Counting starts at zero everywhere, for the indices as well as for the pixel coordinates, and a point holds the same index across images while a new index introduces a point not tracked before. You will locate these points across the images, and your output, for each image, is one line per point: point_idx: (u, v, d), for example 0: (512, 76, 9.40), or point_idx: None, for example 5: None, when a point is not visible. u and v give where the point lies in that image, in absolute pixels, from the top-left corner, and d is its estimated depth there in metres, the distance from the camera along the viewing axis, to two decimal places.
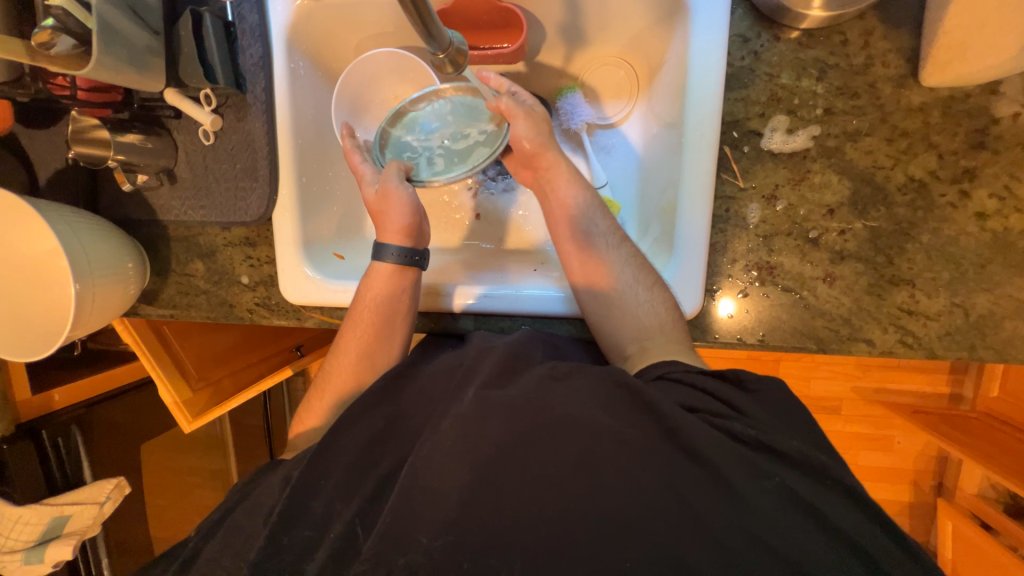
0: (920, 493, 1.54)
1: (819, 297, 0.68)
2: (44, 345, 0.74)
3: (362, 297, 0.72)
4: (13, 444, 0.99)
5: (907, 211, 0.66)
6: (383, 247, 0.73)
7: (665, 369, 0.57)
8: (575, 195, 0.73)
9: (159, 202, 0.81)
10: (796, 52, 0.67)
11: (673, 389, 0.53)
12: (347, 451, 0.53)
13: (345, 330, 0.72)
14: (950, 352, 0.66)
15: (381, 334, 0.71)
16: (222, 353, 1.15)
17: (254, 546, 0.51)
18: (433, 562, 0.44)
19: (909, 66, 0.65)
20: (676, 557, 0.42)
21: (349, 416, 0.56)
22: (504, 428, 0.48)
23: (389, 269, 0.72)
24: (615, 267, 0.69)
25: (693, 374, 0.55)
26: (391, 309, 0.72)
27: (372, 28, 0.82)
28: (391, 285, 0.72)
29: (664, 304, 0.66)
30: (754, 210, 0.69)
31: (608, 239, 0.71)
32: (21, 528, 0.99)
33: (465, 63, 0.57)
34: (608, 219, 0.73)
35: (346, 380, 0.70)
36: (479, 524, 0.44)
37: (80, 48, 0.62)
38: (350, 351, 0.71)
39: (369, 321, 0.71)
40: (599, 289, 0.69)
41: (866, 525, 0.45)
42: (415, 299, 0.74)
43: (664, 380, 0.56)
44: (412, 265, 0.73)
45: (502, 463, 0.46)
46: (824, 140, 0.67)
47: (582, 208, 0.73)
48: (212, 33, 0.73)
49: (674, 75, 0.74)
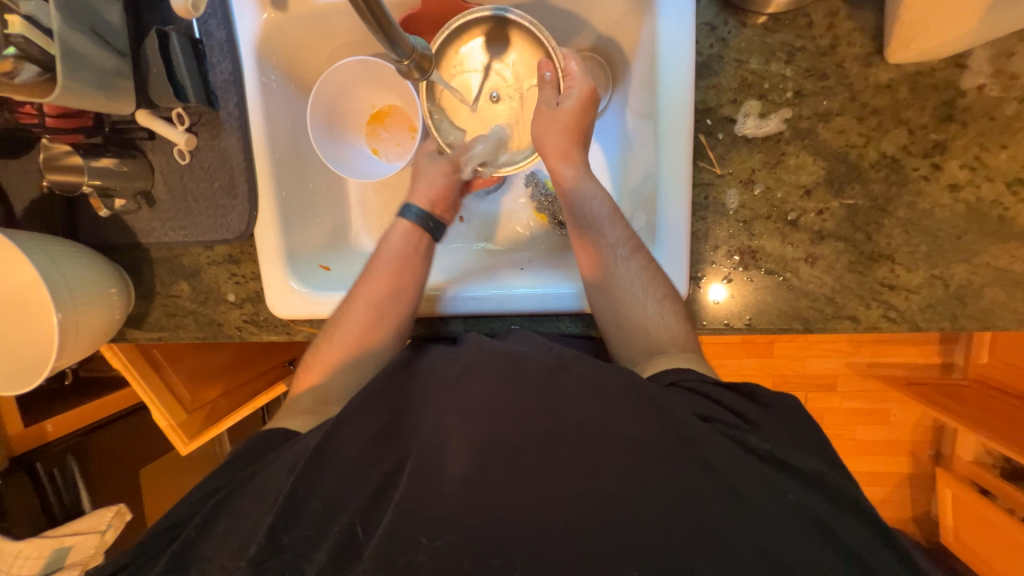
0: (919, 463, 1.56)
1: (802, 277, 0.69)
2: (31, 378, 0.73)
3: (385, 241, 0.74)
4: (6, 479, 1.01)
5: (882, 187, 0.67)
6: (408, 205, 0.76)
7: (680, 375, 0.57)
8: (598, 204, 0.71)
9: (139, 225, 0.80)
10: (763, 37, 0.68)
11: (685, 397, 0.53)
12: (345, 444, 0.53)
13: (361, 281, 0.72)
14: (932, 324, 0.67)
15: (397, 281, 0.71)
16: (214, 372, 1.14)
17: (251, 543, 0.50)
18: (433, 563, 0.44)
19: (874, 45, 0.66)
20: (669, 543, 0.42)
21: (349, 412, 0.55)
22: (503, 426, 0.48)
23: (407, 226, 0.75)
24: (626, 279, 0.67)
25: (709, 385, 0.55)
26: (411, 253, 0.74)
27: (343, 37, 0.81)
28: (408, 242, 0.74)
29: (675, 316, 0.65)
30: (733, 195, 0.70)
31: (620, 250, 0.68)
32: (21, 563, 0.99)
33: (431, 69, 0.58)
34: (627, 227, 0.69)
35: (356, 329, 0.70)
36: (478, 522, 0.45)
37: (46, 75, 0.61)
38: (366, 290, 0.71)
39: (389, 262, 0.72)
40: (612, 295, 0.68)
41: (849, 503, 0.46)
42: (428, 261, 0.75)
43: (680, 387, 0.55)
44: (426, 231, 0.75)
45: (499, 462, 0.47)
46: (797, 122, 0.68)
47: (601, 219, 0.70)
48: (180, 51, 0.72)
49: (646, 66, 0.74)
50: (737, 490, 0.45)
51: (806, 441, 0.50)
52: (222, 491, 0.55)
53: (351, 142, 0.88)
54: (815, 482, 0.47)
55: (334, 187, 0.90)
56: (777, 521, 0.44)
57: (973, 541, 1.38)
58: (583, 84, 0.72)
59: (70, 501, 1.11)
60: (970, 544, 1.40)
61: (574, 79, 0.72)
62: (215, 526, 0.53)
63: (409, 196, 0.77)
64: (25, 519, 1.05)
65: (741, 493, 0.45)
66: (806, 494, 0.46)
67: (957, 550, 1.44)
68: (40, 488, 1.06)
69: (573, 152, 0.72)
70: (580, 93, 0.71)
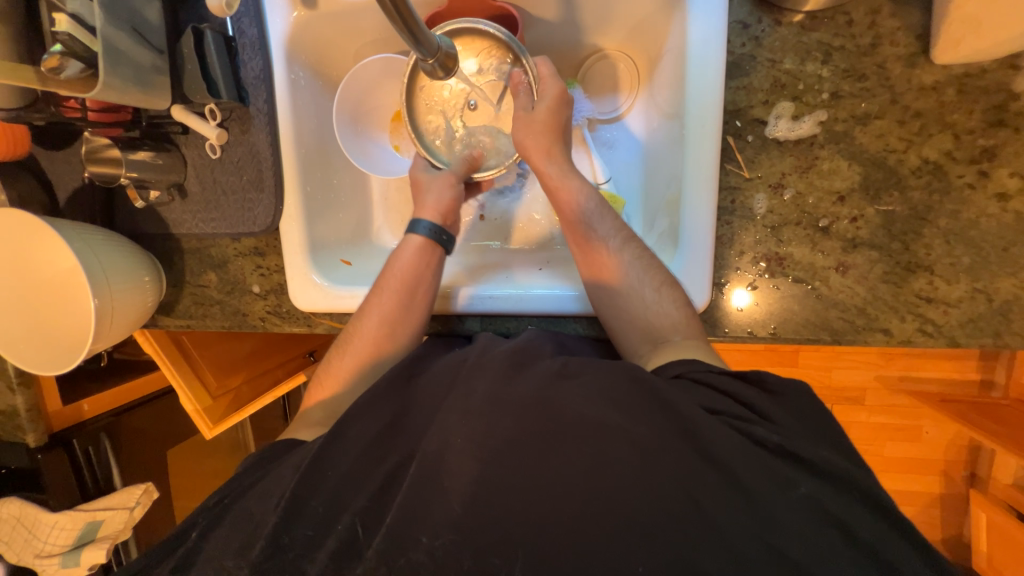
0: (952, 484, 1.48)
1: (831, 286, 0.66)
2: (69, 361, 0.77)
3: (391, 265, 0.74)
4: (46, 453, 1.03)
5: (923, 194, 0.63)
6: (417, 221, 0.76)
7: (685, 368, 0.56)
8: (586, 200, 0.71)
9: (172, 216, 0.83)
10: (799, 36, 0.65)
11: (694, 390, 0.52)
12: (345, 448, 0.54)
13: (370, 296, 0.73)
14: (973, 340, 0.64)
15: (404, 303, 0.72)
16: (239, 360, 1.19)
17: (256, 541, 0.51)
18: (434, 562, 0.45)
19: (920, 44, 0.62)
20: (680, 556, 0.41)
21: (357, 409, 0.56)
22: (512, 429, 0.47)
23: (420, 241, 0.75)
24: (621, 270, 0.67)
25: (716, 375, 0.54)
26: (419, 275, 0.73)
27: (369, 35, 0.82)
28: (419, 257, 0.74)
29: (675, 303, 0.64)
30: (761, 200, 0.67)
31: (613, 241, 0.69)
32: (58, 533, 1.05)
33: (456, 66, 0.58)
34: (618, 220, 0.70)
35: (365, 345, 0.70)
36: (481, 525, 0.44)
37: (89, 72, 0.64)
38: (374, 314, 0.71)
39: (397, 285, 0.72)
40: (606, 286, 0.68)
41: (875, 527, 0.44)
42: (437, 281, 0.75)
43: (685, 380, 0.54)
44: (440, 243, 0.76)
45: (508, 463, 0.46)
46: (832, 125, 0.65)
47: (589, 213, 0.70)
48: (214, 49, 0.74)
49: (674, 65, 0.72)
50: (753, 505, 0.43)
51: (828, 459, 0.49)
52: (230, 495, 0.57)
53: (375, 139, 0.89)
54: (838, 503, 0.45)
55: (357, 183, 0.91)
56: (802, 544, 0.42)
57: (1008, 568, 1.31)
58: (555, 85, 0.73)
59: (103, 477, 1.15)
60: (1004, 571, 1.33)
61: (546, 84, 0.73)
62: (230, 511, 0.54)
63: (417, 211, 0.78)
64: (62, 494, 1.09)
65: (757, 508, 0.43)
66: (828, 516, 0.44)
67: None
68: (76, 465, 1.10)
69: (554, 151, 0.72)
70: (551, 96, 0.73)
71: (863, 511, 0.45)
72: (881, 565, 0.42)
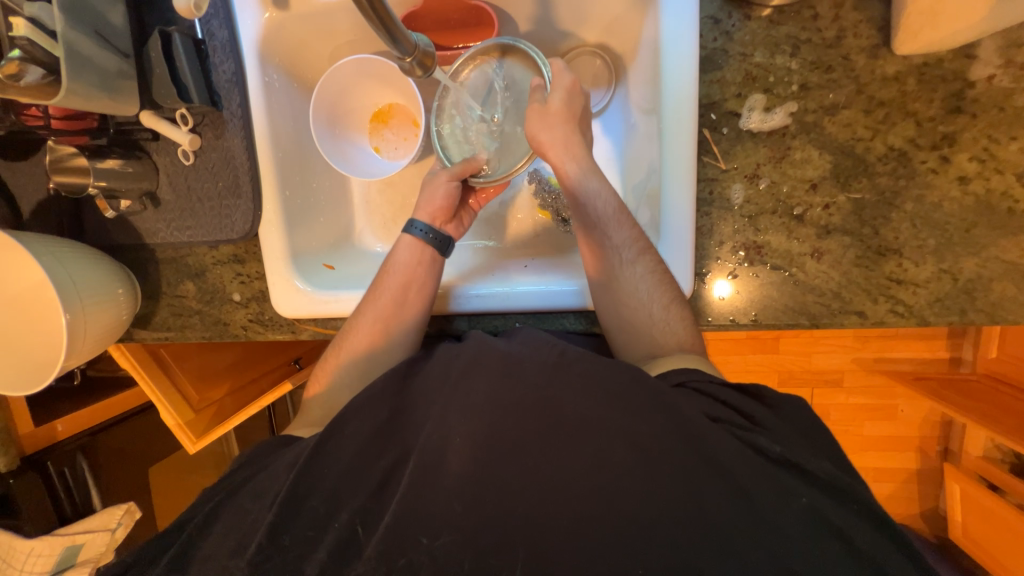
0: (927, 459, 1.55)
1: (808, 272, 0.68)
2: (40, 379, 0.74)
3: (388, 265, 0.74)
4: (18, 477, 1.00)
5: (890, 180, 0.66)
6: (412, 221, 0.76)
7: (688, 376, 0.56)
8: (603, 205, 0.69)
9: (145, 226, 0.81)
10: (768, 30, 0.67)
11: (694, 398, 0.53)
12: (344, 443, 0.54)
13: (369, 295, 0.73)
14: (941, 319, 0.67)
15: (399, 303, 0.72)
16: (222, 371, 1.16)
17: (252, 544, 0.51)
18: (434, 563, 0.46)
19: (881, 36, 0.65)
20: (667, 539, 0.43)
21: (353, 408, 0.56)
22: (512, 429, 0.48)
23: (413, 241, 0.75)
24: (632, 283, 0.67)
25: (715, 385, 0.55)
26: (415, 276, 0.73)
27: (344, 36, 0.81)
28: (414, 257, 0.74)
29: (682, 322, 0.66)
30: (738, 190, 0.69)
31: (626, 253, 0.67)
32: (35, 559, 1.01)
33: (434, 66, 0.57)
34: (633, 228, 0.68)
35: (363, 340, 0.71)
36: (474, 522, 0.46)
37: (51, 78, 0.60)
38: (369, 312, 0.72)
39: (392, 284, 0.72)
40: (616, 295, 0.68)
41: (851, 503, 0.47)
42: (434, 280, 0.75)
43: (688, 388, 0.54)
44: (437, 245, 0.76)
45: (501, 461, 0.47)
46: (803, 115, 0.67)
47: (605, 218, 0.69)
48: (182, 50, 0.72)
49: (649, 61, 0.73)
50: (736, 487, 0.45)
51: (806, 440, 0.51)
52: (228, 490, 0.57)
53: (353, 141, 0.88)
54: (819, 482, 0.47)
55: (337, 186, 0.90)
56: (783, 524, 0.44)
57: (982, 537, 1.38)
58: (565, 75, 0.72)
59: (81, 500, 1.11)
60: (978, 540, 1.39)
61: (558, 73, 0.72)
62: (222, 524, 0.54)
63: (415, 210, 0.78)
64: (37, 519, 1.05)
65: (740, 490, 0.45)
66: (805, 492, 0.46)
67: (965, 547, 1.43)
68: (52, 487, 1.06)
69: (569, 141, 0.70)
70: (564, 87, 0.72)
71: (839, 489, 0.47)
72: (853, 537, 0.45)
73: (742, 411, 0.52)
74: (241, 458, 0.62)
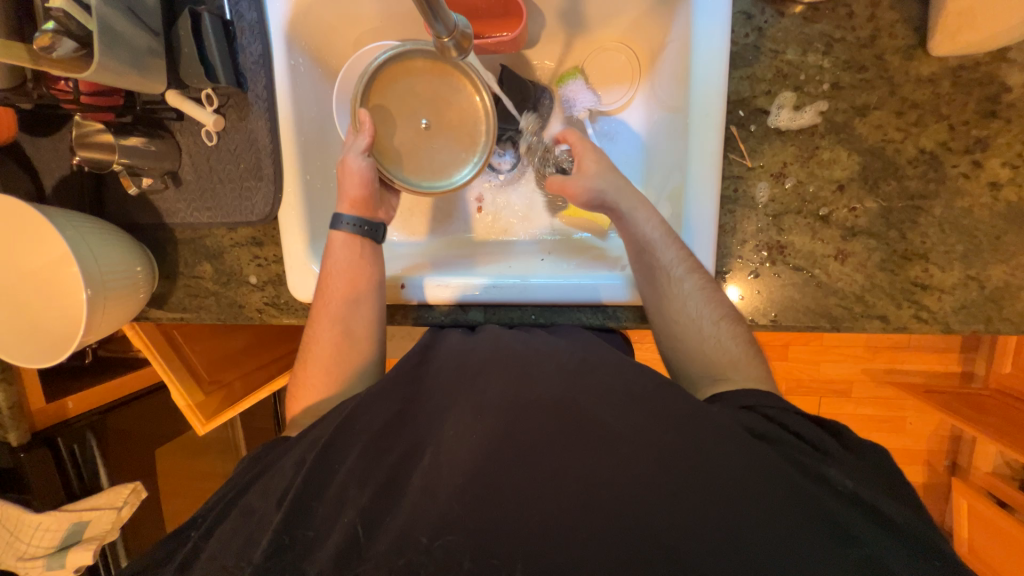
0: (934, 474, 1.53)
1: (831, 274, 0.67)
2: (52, 355, 0.74)
3: (326, 269, 0.73)
4: (30, 452, 0.98)
5: (919, 184, 0.65)
6: (338, 217, 0.73)
7: (755, 400, 0.56)
8: (651, 227, 0.68)
9: (165, 205, 0.81)
10: (802, 27, 0.66)
11: (745, 415, 0.54)
12: (354, 439, 0.54)
13: (317, 304, 0.73)
14: (966, 326, 0.66)
15: (352, 304, 0.72)
16: (234, 354, 1.16)
17: (266, 527, 0.51)
18: (432, 562, 0.45)
19: (917, 37, 0.64)
20: (681, 541, 0.43)
21: (362, 405, 0.56)
22: (522, 428, 0.50)
23: (345, 238, 0.73)
24: (681, 300, 0.66)
25: (783, 412, 0.55)
26: (356, 275, 0.72)
27: (370, 23, 0.81)
28: (353, 256, 0.73)
29: (733, 337, 0.64)
30: (763, 188, 0.68)
31: (675, 269, 0.66)
32: (41, 535, 0.99)
33: (470, 48, 0.57)
34: (682, 248, 0.67)
35: (325, 351, 0.70)
36: (472, 519, 0.46)
37: (82, 52, 0.61)
38: (325, 323, 0.71)
39: (338, 289, 0.72)
40: (673, 324, 0.66)
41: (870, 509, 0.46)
42: (376, 269, 0.74)
43: (756, 414, 0.54)
44: (362, 234, 0.73)
45: (505, 462, 0.49)
46: (833, 115, 0.66)
47: (654, 241, 0.68)
48: (211, 32, 0.72)
49: (676, 58, 0.73)
50: (752, 486, 0.45)
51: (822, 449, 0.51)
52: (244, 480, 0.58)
53: None
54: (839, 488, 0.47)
55: None
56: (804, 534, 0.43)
57: (987, 552, 1.35)
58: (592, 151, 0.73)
59: (89, 478, 1.11)
60: (985, 555, 1.36)
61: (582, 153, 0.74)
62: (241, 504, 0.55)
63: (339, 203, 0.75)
64: (47, 493, 1.04)
65: (761, 493, 0.45)
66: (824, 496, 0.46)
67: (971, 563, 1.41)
68: (60, 462, 1.05)
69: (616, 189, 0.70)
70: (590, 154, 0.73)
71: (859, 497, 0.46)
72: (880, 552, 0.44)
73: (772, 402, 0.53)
74: (245, 461, 0.62)
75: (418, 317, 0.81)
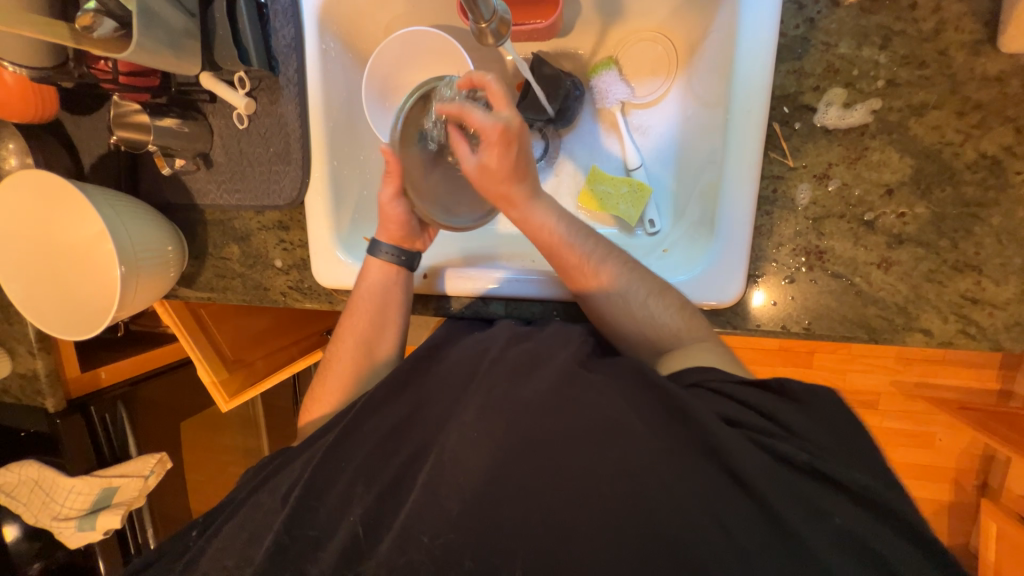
0: (961, 493, 1.47)
1: (872, 283, 0.64)
2: (86, 326, 0.77)
3: (357, 287, 0.74)
4: (64, 418, 1.02)
5: (977, 191, 0.61)
6: (376, 243, 0.73)
7: (703, 377, 0.55)
8: (560, 220, 0.65)
9: (196, 185, 0.82)
10: (858, 18, 0.62)
11: (712, 401, 0.52)
12: (363, 438, 0.55)
13: (344, 319, 0.75)
14: (1018, 344, 0.62)
15: (377, 324, 0.73)
16: (256, 335, 1.19)
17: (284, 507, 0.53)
18: (432, 560, 0.46)
19: (985, 31, 0.59)
20: (692, 554, 0.43)
21: (371, 406, 0.57)
22: (533, 429, 0.49)
23: (380, 263, 0.73)
24: (617, 291, 0.65)
25: (734, 385, 0.53)
26: (385, 296, 0.73)
27: (403, 6, 0.80)
28: (382, 278, 0.73)
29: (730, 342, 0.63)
30: (805, 190, 0.65)
31: (597, 261, 0.65)
32: (73, 497, 1.03)
33: (508, 36, 0.56)
34: (593, 238, 0.66)
35: (347, 367, 0.73)
36: (478, 522, 0.46)
37: (121, 32, 0.63)
38: (350, 339, 0.73)
39: (366, 309, 0.73)
40: (616, 312, 0.65)
41: (900, 543, 0.44)
42: (406, 294, 0.75)
43: (704, 390, 0.53)
44: (402, 264, 0.74)
45: (515, 462, 0.48)
46: (886, 114, 0.62)
47: (567, 236, 0.65)
48: (246, 14, 0.72)
49: (718, 50, 0.70)
50: (770, 496, 0.44)
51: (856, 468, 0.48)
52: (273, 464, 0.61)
53: None
54: (860, 505, 0.45)
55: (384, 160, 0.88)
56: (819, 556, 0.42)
57: None
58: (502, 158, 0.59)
59: (118, 446, 1.13)
60: None
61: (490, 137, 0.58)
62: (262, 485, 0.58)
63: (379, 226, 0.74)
64: (77, 459, 1.05)
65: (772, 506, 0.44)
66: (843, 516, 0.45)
67: None
68: (93, 431, 1.08)
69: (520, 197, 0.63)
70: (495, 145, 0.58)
71: (881, 518, 0.45)
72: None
73: (775, 414, 0.50)
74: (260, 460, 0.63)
75: (439, 308, 0.80)
